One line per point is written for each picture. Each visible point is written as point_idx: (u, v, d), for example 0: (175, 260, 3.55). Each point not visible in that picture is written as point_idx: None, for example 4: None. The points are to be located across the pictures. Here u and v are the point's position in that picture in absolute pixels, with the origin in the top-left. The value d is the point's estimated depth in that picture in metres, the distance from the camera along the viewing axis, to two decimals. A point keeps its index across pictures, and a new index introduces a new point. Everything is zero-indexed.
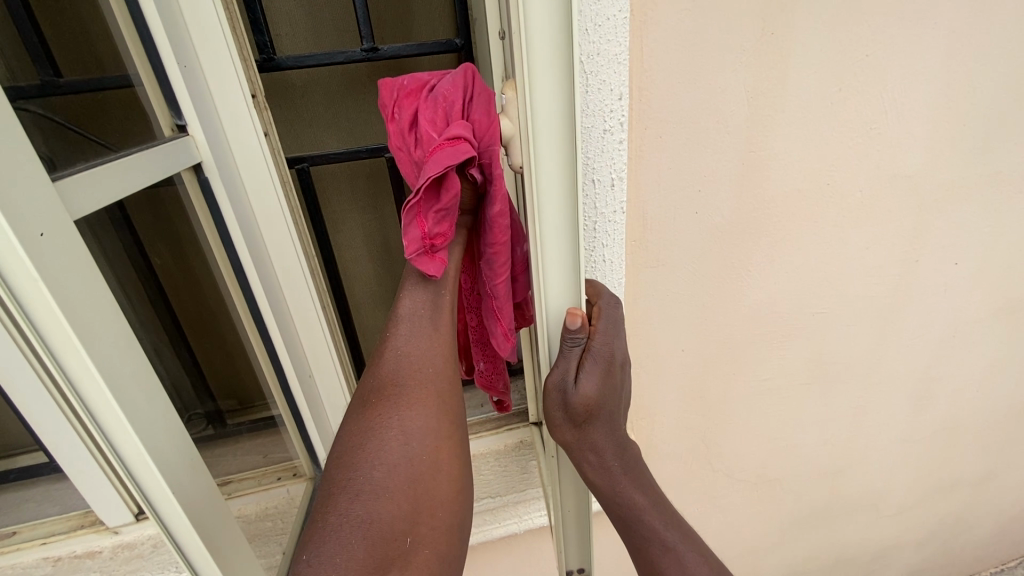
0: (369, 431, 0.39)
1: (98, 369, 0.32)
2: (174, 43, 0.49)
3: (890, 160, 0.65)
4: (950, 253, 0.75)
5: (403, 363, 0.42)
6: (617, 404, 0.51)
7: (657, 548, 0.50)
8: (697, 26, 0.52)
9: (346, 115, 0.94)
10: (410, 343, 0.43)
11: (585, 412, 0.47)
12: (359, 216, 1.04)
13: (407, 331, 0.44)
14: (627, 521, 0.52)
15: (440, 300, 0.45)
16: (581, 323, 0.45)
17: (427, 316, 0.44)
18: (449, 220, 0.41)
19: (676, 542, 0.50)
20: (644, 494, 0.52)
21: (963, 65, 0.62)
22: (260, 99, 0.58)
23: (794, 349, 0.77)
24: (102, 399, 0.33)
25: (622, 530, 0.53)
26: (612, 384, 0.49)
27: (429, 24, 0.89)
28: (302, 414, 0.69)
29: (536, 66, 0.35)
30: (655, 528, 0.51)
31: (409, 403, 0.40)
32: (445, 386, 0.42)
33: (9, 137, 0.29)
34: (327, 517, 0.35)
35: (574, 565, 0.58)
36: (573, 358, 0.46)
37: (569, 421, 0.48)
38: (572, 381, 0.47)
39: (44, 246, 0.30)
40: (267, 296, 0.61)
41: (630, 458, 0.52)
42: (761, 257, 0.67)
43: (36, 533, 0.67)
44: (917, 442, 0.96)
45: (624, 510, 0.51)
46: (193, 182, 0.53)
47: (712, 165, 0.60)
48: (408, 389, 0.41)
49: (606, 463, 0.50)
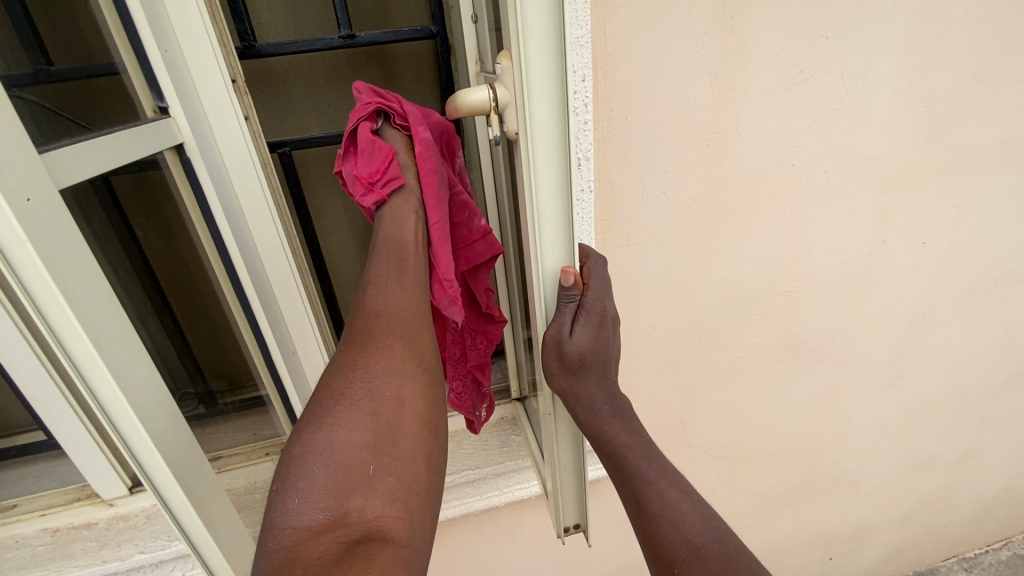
0: (338, 370, 0.41)
1: (89, 336, 0.34)
2: (155, 30, 0.52)
3: (852, 141, 0.68)
4: (917, 231, 0.78)
5: (373, 312, 0.46)
6: (609, 357, 0.54)
7: (640, 482, 0.53)
8: (658, 10, 0.54)
9: (328, 103, 0.96)
10: (379, 299, 0.47)
11: (578, 360, 0.50)
12: (341, 201, 1.05)
13: (374, 287, 0.48)
14: (614, 457, 0.54)
15: (392, 259, 0.50)
16: (574, 280, 0.48)
17: (392, 274, 0.49)
18: (376, 158, 0.53)
19: (658, 477, 0.53)
20: (631, 435, 0.55)
21: (922, 48, 0.64)
22: (240, 84, 0.61)
23: (765, 327, 0.79)
24: (95, 366, 0.34)
25: (614, 470, 0.56)
26: (606, 337, 0.52)
27: (408, 13, 0.90)
28: (286, 390, 0.72)
29: (529, 36, 0.37)
30: (640, 465, 0.54)
31: (379, 350, 0.43)
32: (411, 332, 0.45)
33: (8, 119, 0.31)
34: (292, 449, 0.37)
35: (571, 521, 0.62)
36: (569, 312, 0.49)
37: (563, 369, 0.51)
38: (567, 333, 0.50)
39: (32, 211, 0.31)
40: (250, 274, 0.64)
41: (619, 406, 0.55)
42: (728, 237, 0.70)
43: (34, 506, 0.71)
44: (893, 420, 0.98)
45: (612, 450, 0.54)
46: (176, 163, 0.56)
47: (678, 146, 0.62)
48: (375, 340, 0.43)
49: (594, 407, 0.53)
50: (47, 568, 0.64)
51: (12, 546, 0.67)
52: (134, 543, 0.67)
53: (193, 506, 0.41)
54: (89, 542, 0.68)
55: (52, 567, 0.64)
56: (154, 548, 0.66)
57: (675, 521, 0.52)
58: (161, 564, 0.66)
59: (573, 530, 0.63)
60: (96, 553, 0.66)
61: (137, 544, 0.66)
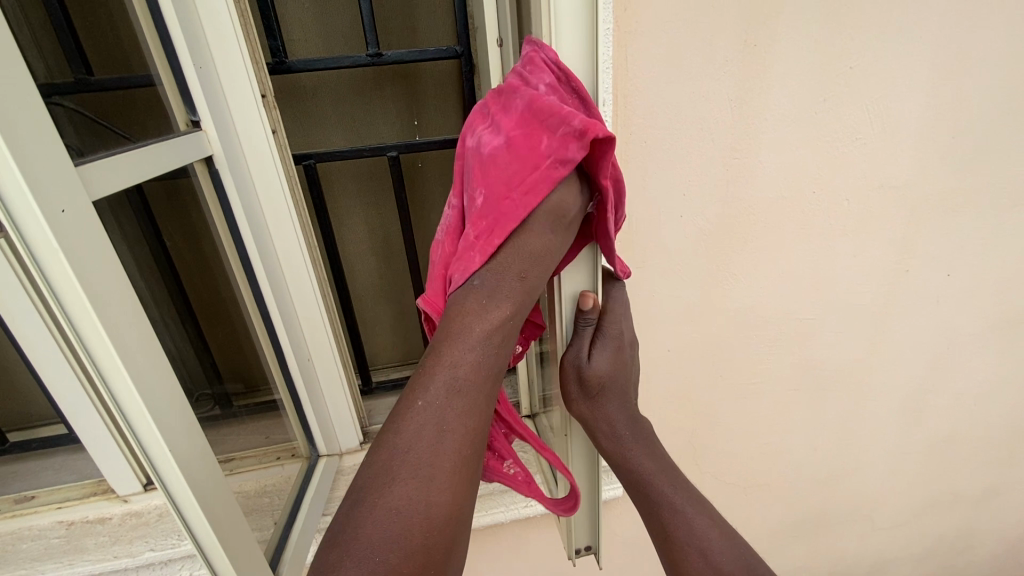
0: (392, 476, 0.38)
1: (115, 347, 0.35)
2: (191, 47, 0.54)
3: (876, 169, 0.67)
4: (942, 262, 0.76)
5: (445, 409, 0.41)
6: (628, 381, 0.56)
7: (667, 511, 0.55)
8: (680, 36, 0.55)
9: (353, 116, 0.99)
10: (460, 380, 0.41)
11: (599, 385, 0.52)
12: (361, 211, 1.07)
13: (439, 410, 0.40)
14: (638, 485, 0.56)
15: (458, 383, 0.41)
16: (593, 305, 0.50)
17: (487, 348, 0.43)
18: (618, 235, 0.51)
19: (684, 505, 0.55)
20: (654, 461, 0.56)
21: (950, 78, 0.63)
22: (270, 98, 0.63)
23: (782, 353, 0.78)
24: (120, 376, 0.35)
25: (637, 499, 0.57)
26: (623, 360, 0.54)
27: (434, 29, 0.92)
28: (301, 399, 0.75)
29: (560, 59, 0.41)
30: (666, 493, 0.55)
31: (445, 462, 0.39)
32: (476, 440, 0.41)
33: (52, 134, 0.33)
34: (329, 555, 0.36)
35: (583, 542, 0.63)
36: (586, 337, 0.51)
37: (583, 394, 0.52)
38: (586, 358, 0.52)
39: (65, 221, 0.32)
40: (274, 296, 0.68)
41: (642, 431, 0.57)
42: (746, 262, 0.69)
43: (51, 499, 0.74)
44: (913, 453, 0.96)
45: (636, 476, 0.56)
46: (206, 175, 0.58)
47: (697, 170, 0.62)
48: (447, 444, 0.40)
49: (617, 432, 0.55)
50: (60, 561, 0.65)
51: (29, 536, 0.70)
52: (146, 539, 0.68)
53: (204, 512, 0.41)
54: (102, 536, 0.69)
55: (65, 560, 0.66)
56: (164, 546, 0.67)
57: (704, 550, 0.53)
58: (171, 562, 0.66)
59: (584, 552, 0.63)
60: (108, 547, 0.67)
61: (149, 541, 0.67)
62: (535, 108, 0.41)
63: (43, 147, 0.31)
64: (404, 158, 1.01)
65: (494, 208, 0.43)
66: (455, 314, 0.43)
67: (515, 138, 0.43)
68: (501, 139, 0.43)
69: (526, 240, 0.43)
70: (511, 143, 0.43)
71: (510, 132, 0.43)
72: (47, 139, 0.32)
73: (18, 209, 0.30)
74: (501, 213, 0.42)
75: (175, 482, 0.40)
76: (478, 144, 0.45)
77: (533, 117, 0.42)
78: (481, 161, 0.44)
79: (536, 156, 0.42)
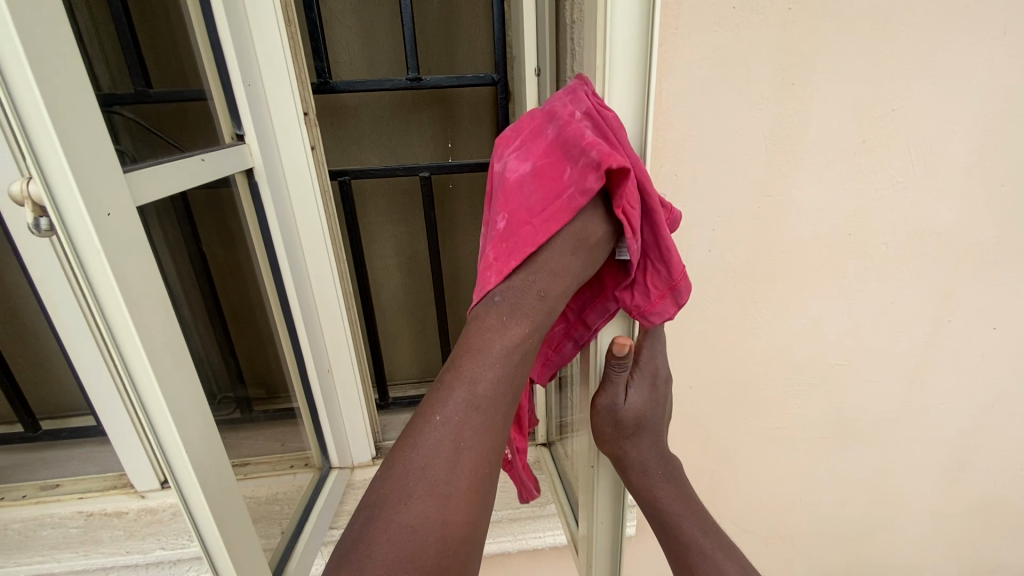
0: (407, 487, 0.36)
1: (146, 351, 0.36)
2: (242, 67, 0.57)
3: (917, 215, 0.64)
4: (986, 315, 0.72)
5: (463, 423, 0.38)
6: (662, 418, 0.56)
7: (696, 554, 0.56)
8: (716, 75, 0.55)
9: (389, 136, 1.01)
10: (478, 393, 0.39)
11: (633, 424, 0.52)
12: (392, 227, 1.09)
13: (457, 425, 0.38)
14: (667, 527, 0.57)
15: (477, 399, 0.39)
16: (628, 351, 0.49)
17: (501, 361, 0.40)
18: (650, 281, 0.46)
19: (713, 550, 0.56)
20: (682, 502, 0.57)
21: (1000, 126, 0.61)
22: (312, 117, 0.66)
23: (811, 399, 0.75)
24: (146, 379, 0.37)
25: (664, 540, 0.58)
26: (658, 398, 0.55)
27: (474, 56, 0.95)
28: (318, 407, 0.76)
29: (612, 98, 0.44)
30: (694, 536, 0.56)
31: (462, 472, 0.37)
32: (490, 454, 0.39)
33: (103, 142, 0.34)
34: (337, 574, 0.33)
35: None
36: (621, 381, 0.51)
37: (618, 433, 0.52)
38: (623, 400, 0.52)
39: (110, 224, 0.34)
40: (300, 304, 0.70)
41: (672, 470, 0.58)
42: (775, 301, 0.68)
43: (74, 489, 0.77)
44: (952, 516, 0.90)
45: (663, 516, 0.57)
46: (244, 185, 0.61)
47: (728, 206, 0.61)
48: (466, 454, 0.38)
49: (648, 469, 0.55)
50: (75, 551, 0.67)
51: (49, 524, 0.72)
52: (157, 537, 0.69)
53: (213, 519, 0.42)
54: (116, 531, 0.70)
55: (80, 550, 0.67)
56: (175, 545, 0.67)
57: None
58: (178, 562, 0.67)
59: None
60: (122, 542, 0.68)
61: (159, 539, 0.68)
62: (566, 137, 0.42)
63: (93, 154, 0.33)
64: (436, 179, 1.02)
65: (514, 231, 0.42)
66: (475, 327, 0.41)
67: (542, 167, 0.43)
68: (529, 165, 0.44)
69: (550, 263, 0.42)
70: (540, 170, 0.43)
71: (539, 158, 0.43)
72: (100, 148, 0.34)
73: (68, 211, 0.32)
74: (520, 236, 0.42)
75: (191, 486, 0.41)
76: (506, 169, 0.45)
77: (564, 146, 0.42)
78: (508, 187, 0.44)
79: (562, 186, 0.42)
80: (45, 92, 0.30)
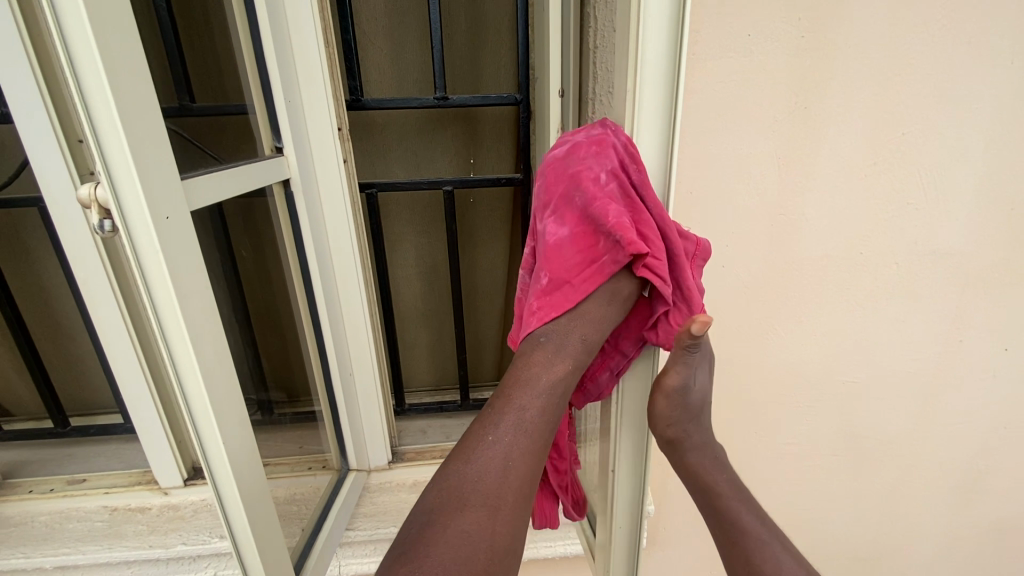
0: (462, 494, 0.39)
1: (193, 346, 0.39)
2: (284, 84, 0.61)
3: (928, 236, 0.66)
4: (998, 336, 0.73)
5: (514, 445, 0.42)
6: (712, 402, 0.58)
7: (753, 543, 0.56)
8: (733, 98, 0.58)
9: (414, 151, 1.05)
10: (525, 420, 0.43)
11: (695, 402, 0.53)
12: (414, 239, 1.12)
13: (507, 445, 0.42)
14: (723, 516, 0.57)
15: (524, 424, 0.43)
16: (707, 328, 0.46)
17: (546, 390, 0.45)
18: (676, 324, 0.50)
19: (771, 538, 0.56)
20: (732, 490, 0.57)
21: (1008, 151, 0.63)
22: (344, 132, 0.70)
23: (823, 415, 0.76)
24: (191, 372, 0.39)
25: (718, 531, 0.58)
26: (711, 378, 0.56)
27: (497, 78, 0.99)
28: (339, 410, 0.78)
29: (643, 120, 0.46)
30: (749, 525, 0.56)
31: (510, 487, 0.40)
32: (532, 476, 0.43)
33: (163, 153, 0.37)
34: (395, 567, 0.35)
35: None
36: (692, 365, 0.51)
37: (684, 413, 0.53)
38: (693, 380, 0.52)
39: (168, 226, 0.37)
40: (327, 308, 0.73)
41: (722, 460, 0.59)
42: (787, 317, 0.69)
43: (100, 484, 0.79)
44: (964, 539, 0.89)
45: (715, 505, 0.57)
46: (280, 193, 0.64)
47: (742, 223, 0.63)
48: (513, 471, 0.41)
49: (704, 447, 0.57)
50: (100, 544, 0.69)
51: (76, 517, 0.74)
52: (179, 534, 0.71)
53: (244, 510, 0.44)
54: (140, 526, 0.72)
55: (105, 544, 0.70)
56: (195, 541, 0.69)
57: None
58: (198, 559, 0.69)
59: None
60: (145, 536, 0.71)
61: (181, 535, 0.70)
62: (593, 211, 0.47)
63: (155, 165, 0.36)
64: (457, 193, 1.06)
65: (557, 290, 0.48)
66: (525, 359, 0.46)
67: (576, 234, 0.48)
68: (565, 230, 0.49)
69: (591, 313, 0.47)
70: (574, 236, 0.48)
71: (573, 225, 0.48)
72: (161, 157, 0.37)
73: (133, 213, 0.34)
74: (561, 296, 0.48)
75: (225, 477, 0.43)
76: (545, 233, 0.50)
77: (592, 218, 0.47)
78: (548, 248, 0.49)
79: (594, 252, 0.47)
80: (122, 110, 0.33)
